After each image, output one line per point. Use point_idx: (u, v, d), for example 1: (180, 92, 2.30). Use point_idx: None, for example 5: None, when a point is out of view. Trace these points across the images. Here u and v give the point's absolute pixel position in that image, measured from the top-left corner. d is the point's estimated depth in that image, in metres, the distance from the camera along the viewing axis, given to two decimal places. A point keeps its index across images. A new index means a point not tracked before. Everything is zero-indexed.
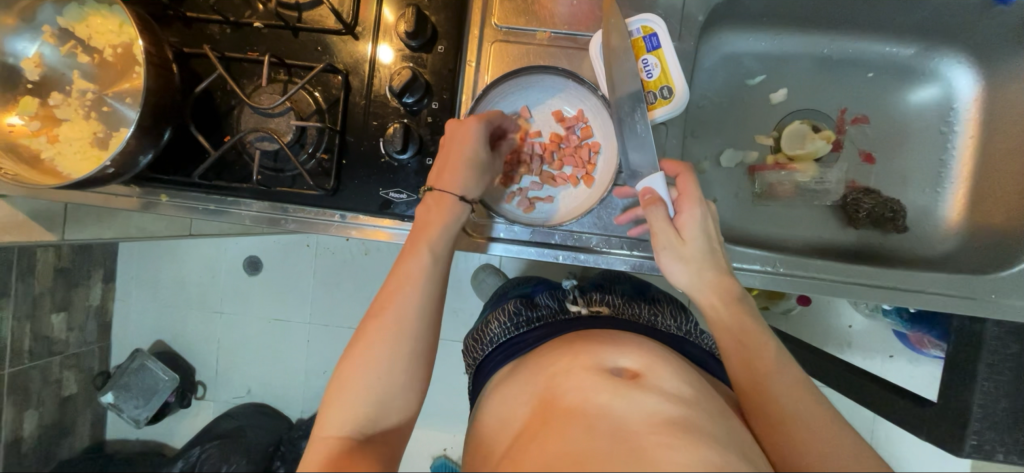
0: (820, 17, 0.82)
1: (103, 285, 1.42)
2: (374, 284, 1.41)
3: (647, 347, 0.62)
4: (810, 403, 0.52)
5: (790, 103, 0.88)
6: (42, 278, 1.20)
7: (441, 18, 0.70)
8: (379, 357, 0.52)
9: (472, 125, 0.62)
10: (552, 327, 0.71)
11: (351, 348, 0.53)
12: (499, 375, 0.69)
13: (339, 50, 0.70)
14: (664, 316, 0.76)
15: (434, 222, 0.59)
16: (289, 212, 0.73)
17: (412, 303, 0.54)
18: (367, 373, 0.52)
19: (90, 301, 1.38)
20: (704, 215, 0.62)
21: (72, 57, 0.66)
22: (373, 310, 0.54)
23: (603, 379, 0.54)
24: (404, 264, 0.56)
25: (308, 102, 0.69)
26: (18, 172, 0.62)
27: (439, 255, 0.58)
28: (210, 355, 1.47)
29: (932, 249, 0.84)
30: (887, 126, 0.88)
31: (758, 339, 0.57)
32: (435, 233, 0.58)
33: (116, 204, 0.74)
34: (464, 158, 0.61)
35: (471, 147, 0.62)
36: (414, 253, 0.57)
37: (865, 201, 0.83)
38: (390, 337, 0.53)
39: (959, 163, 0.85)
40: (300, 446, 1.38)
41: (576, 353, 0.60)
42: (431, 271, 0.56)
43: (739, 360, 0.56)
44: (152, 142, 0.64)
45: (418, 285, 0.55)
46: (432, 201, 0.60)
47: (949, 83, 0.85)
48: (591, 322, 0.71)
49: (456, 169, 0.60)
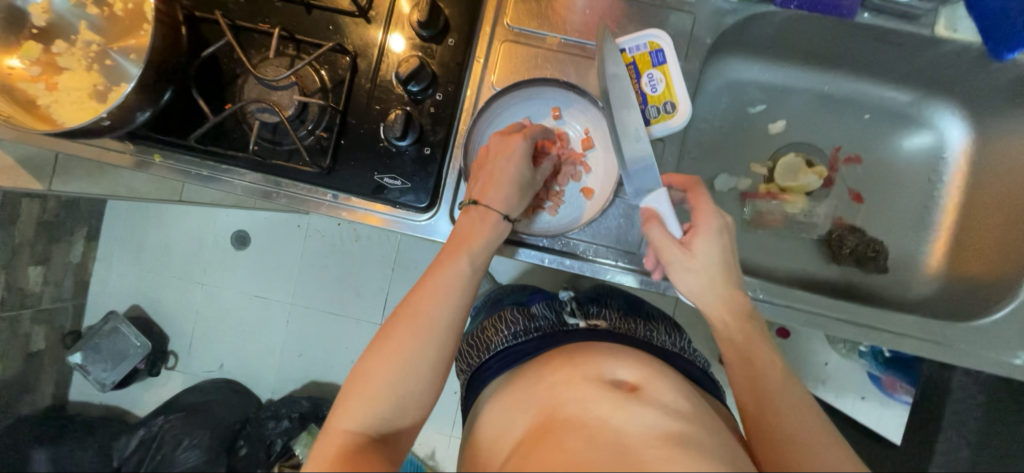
0: (824, 54, 0.82)
1: (86, 243, 1.40)
2: (360, 271, 1.42)
3: (645, 360, 0.63)
4: (810, 424, 0.52)
5: (787, 135, 0.90)
6: (24, 229, 1.18)
7: (455, 12, 0.71)
8: (404, 359, 0.53)
9: (519, 141, 0.64)
10: (548, 340, 0.71)
11: (375, 345, 0.55)
12: (495, 386, 0.69)
13: (351, 31, 0.70)
14: (660, 333, 0.77)
15: (477, 234, 0.61)
16: (282, 187, 0.72)
17: (445, 309, 0.55)
18: (391, 374, 0.53)
19: (70, 258, 1.36)
20: (721, 228, 0.60)
21: (81, 7, 0.66)
22: (403, 313, 0.55)
23: (603, 391, 0.54)
24: (439, 269, 0.57)
25: (314, 80, 0.69)
26: (12, 114, 0.61)
27: (475, 265, 0.59)
28: (185, 326, 1.46)
29: (912, 292, 0.85)
30: (879, 169, 0.89)
31: (763, 359, 0.57)
32: (479, 243, 0.60)
33: (110, 159, 0.73)
34: (507, 174, 0.63)
35: (518, 166, 0.64)
36: (452, 264, 0.57)
37: (849, 238, 0.85)
38: (420, 337, 0.54)
39: (943, 212, 0.87)
40: (266, 427, 1.37)
41: (575, 363, 0.60)
42: (466, 280, 0.57)
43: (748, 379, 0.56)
44: (151, 101, 0.63)
45: (453, 290, 0.56)
46: (477, 214, 0.62)
47: (941, 133, 0.86)
48: (590, 335, 0.71)
49: (504, 186, 0.63)
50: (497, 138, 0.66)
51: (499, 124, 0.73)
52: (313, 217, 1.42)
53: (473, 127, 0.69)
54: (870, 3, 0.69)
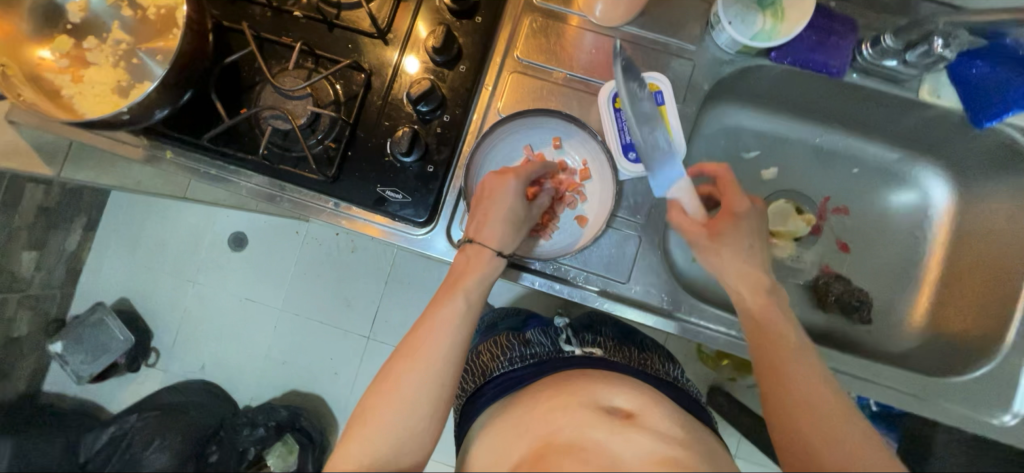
0: (816, 109, 0.86)
1: (84, 232, 1.39)
2: (355, 283, 1.45)
3: (641, 390, 0.63)
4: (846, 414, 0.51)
5: (780, 182, 0.92)
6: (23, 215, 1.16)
7: (469, 41, 0.75)
8: (403, 395, 0.55)
9: (511, 182, 0.66)
10: (541, 368, 0.71)
11: (376, 383, 0.57)
12: (487, 414, 0.68)
13: (368, 51, 0.74)
14: (653, 362, 0.78)
15: (473, 271, 0.64)
16: (286, 191, 0.75)
17: (441, 344, 0.58)
18: (392, 412, 0.55)
19: (66, 246, 1.36)
20: (750, 204, 0.63)
21: (116, 9, 0.69)
22: (403, 350, 0.58)
23: (600, 417, 0.55)
24: (437, 306, 0.61)
25: (328, 93, 0.72)
26: (35, 101, 0.63)
27: (471, 301, 0.62)
28: (172, 323, 1.46)
29: (896, 345, 0.86)
30: (866, 221, 0.92)
31: (793, 349, 0.56)
32: (474, 279, 0.63)
33: (122, 151, 0.75)
34: (500, 212, 0.65)
35: (513, 206, 0.66)
36: (449, 302, 0.60)
37: (835, 286, 0.86)
38: (418, 373, 0.56)
39: (926, 268, 0.88)
40: (240, 433, 1.35)
41: (571, 392, 0.61)
42: (462, 315, 0.60)
43: (780, 370, 0.54)
44: (171, 100, 0.66)
45: (450, 325, 0.59)
46: (471, 252, 0.65)
47: (925, 191, 0.89)
48: (585, 363, 0.71)
49: (500, 225, 0.65)
50: (491, 176, 0.67)
51: (501, 148, 0.76)
52: (313, 224, 1.45)
53: (476, 150, 0.73)
54: (858, 64, 0.74)
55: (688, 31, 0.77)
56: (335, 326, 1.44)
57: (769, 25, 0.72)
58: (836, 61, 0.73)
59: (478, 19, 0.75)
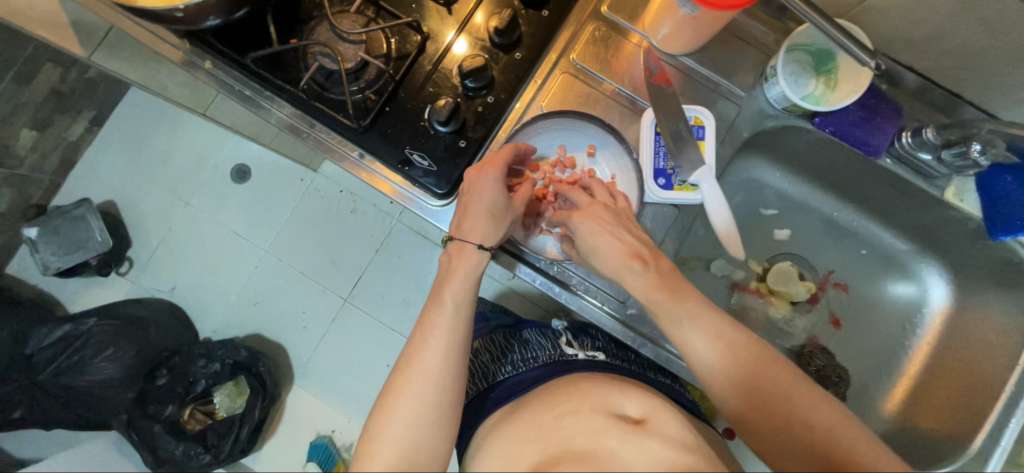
0: (840, 184, 0.88)
1: (88, 126, 1.39)
2: (348, 241, 1.43)
3: (648, 393, 0.66)
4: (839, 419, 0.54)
5: (788, 245, 0.94)
6: (34, 92, 1.23)
7: (530, 30, 0.75)
8: (408, 407, 0.61)
9: (487, 175, 0.67)
10: (551, 370, 0.74)
11: (383, 401, 0.63)
12: (495, 418, 0.70)
13: (430, 15, 0.74)
14: (651, 371, 0.82)
15: (460, 273, 0.68)
16: (314, 129, 0.74)
17: (432, 352, 0.64)
18: (399, 422, 0.61)
19: (67, 134, 1.35)
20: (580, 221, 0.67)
21: None
22: (403, 365, 0.64)
23: (610, 423, 0.57)
24: (429, 315, 0.67)
25: (381, 45, 0.72)
26: None
27: (459, 305, 0.67)
28: (152, 238, 1.43)
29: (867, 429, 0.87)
30: (862, 304, 0.93)
31: (761, 360, 0.57)
32: (458, 280, 0.68)
33: (165, 50, 0.75)
34: (479, 207, 0.67)
35: (493, 200, 0.68)
36: (438, 306, 0.67)
37: (818, 357, 0.87)
38: (416, 385, 0.62)
39: (908, 362, 0.90)
40: (194, 363, 1.32)
41: (582, 394, 0.63)
42: (453, 319, 0.66)
43: (772, 420, 0.55)
44: (225, 12, 0.65)
45: (440, 333, 0.65)
46: (453, 250, 0.70)
47: (924, 287, 0.90)
48: (589, 367, 0.75)
49: (478, 218, 0.68)
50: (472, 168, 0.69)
51: (535, 142, 0.75)
52: (320, 176, 1.44)
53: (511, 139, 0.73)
54: (894, 149, 0.75)
55: (742, 77, 0.78)
56: (315, 279, 1.42)
57: (820, 90, 0.73)
58: (875, 140, 0.75)
59: (544, 13, 0.75)
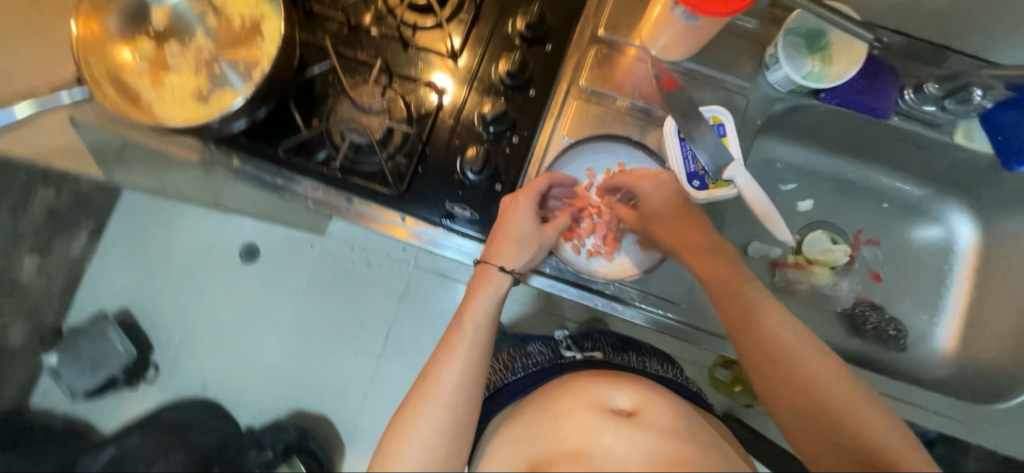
0: (850, 146, 0.91)
1: (88, 238, 1.31)
2: (371, 299, 1.43)
3: (640, 384, 0.68)
4: (885, 424, 0.53)
5: (812, 214, 0.97)
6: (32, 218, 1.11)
7: (538, 67, 0.77)
8: (428, 425, 0.58)
9: (521, 201, 0.69)
10: (547, 371, 0.76)
11: (399, 420, 0.59)
12: (492, 425, 0.70)
13: (441, 71, 0.77)
14: (653, 363, 0.83)
15: (481, 293, 0.68)
16: (352, 204, 0.76)
17: (455, 370, 0.61)
18: (416, 440, 0.57)
19: (70, 252, 1.27)
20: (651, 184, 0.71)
21: (201, 17, 0.70)
22: (422, 382, 0.61)
23: (603, 418, 0.59)
24: (451, 334, 0.65)
25: (401, 109, 0.74)
26: (115, 100, 0.63)
27: (482, 324, 0.66)
28: (173, 338, 1.39)
29: (933, 372, 0.90)
30: (896, 254, 0.96)
31: (788, 340, 0.59)
32: (479, 300, 0.68)
33: (174, 151, 0.76)
34: (514, 232, 0.69)
35: (527, 225, 0.69)
36: (459, 324, 0.66)
37: (872, 316, 0.89)
38: (436, 400, 0.59)
39: (955, 300, 0.93)
40: (247, 456, 1.34)
41: (578, 392, 0.65)
42: (477, 337, 0.65)
43: (815, 418, 0.55)
44: (248, 111, 0.66)
45: (463, 351, 0.63)
46: (480, 272, 0.70)
47: (951, 227, 0.95)
48: (583, 365, 0.75)
49: (509, 244, 0.69)
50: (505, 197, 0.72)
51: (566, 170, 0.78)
52: (329, 238, 1.44)
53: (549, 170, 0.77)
54: (901, 107, 0.80)
55: (742, 67, 0.81)
56: (344, 344, 1.42)
57: (819, 67, 0.77)
58: (882, 103, 0.79)
59: (548, 48, 0.78)
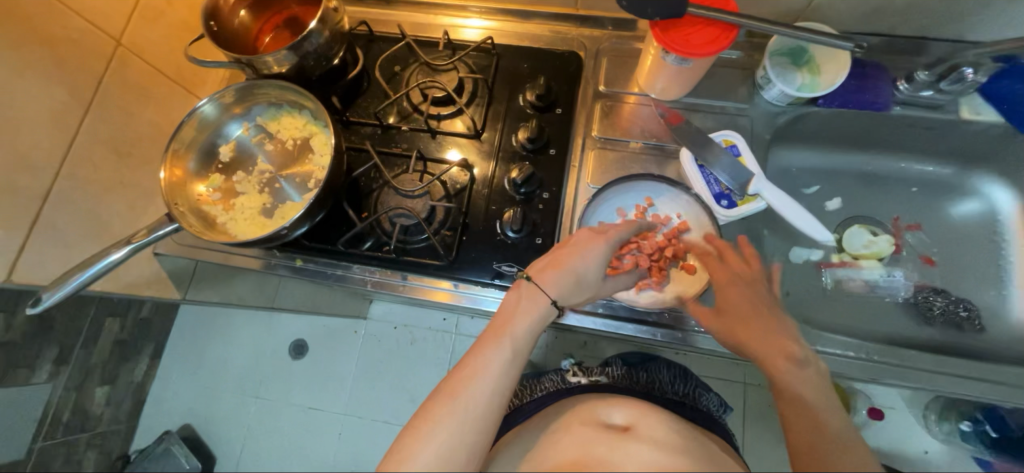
0: (861, 141, 0.95)
1: (149, 362, 1.36)
2: (421, 374, 1.44)
3: (637, 401, 0.71)
4: (872, 469, 0.56)
5: (844, 211, 0.99)
6: (100, 349, 1.06)
7: (554, 129, 0.86)
8: (442, 441, 0.54)
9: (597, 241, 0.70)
10: (552, 394, 0.81)
11: (412, 425, 0.56)
12: (498, 444, 0.75)
13: (467, 149, 0.85)
14: (663, 383, 0.86)
15: (520, 314, 0.63)
16: (407, 280, 0.80)
17: (481, 391, 0.57)
18: (427, 453, 0.53)
19: (134, 377, 1.31)
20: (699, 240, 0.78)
21: (260, 145, 0.81)
22: (442, 392, 0.58)
23: (599, 434, 0.63)
24: (482, 350, 0.60)
25: (440, 189, 0.82)
26: (199, 228, 0.73)
27: (518, 349, 0.61)
28: (234, 445, 1.42)
29: (1019, 347, 0.85)
30: (941, 235, 0.95)
31: (808, 365, 0.64)
32: (520, 320, 0.63)
33: (240, 262, 0.83)
34: (580, 259, 0.68)
35: (582, 251, 0.69)
36: (495, 343, 0.60)
37: (936, 300, 0.88)
38: (457, 418, 0.55)
39: (1019, 268, 0.90)
40: None
41: (576, 413, 0.70)
42: (508, 360, 0.60)
43: (816, 446, 0.57)
44: (309, 217, 0.74)
45: (493, 372, 0.58)
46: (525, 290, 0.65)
47: (989, 198, 0.94)
48: (588, 387, 0.81)
49: (574, 253, 0.68)
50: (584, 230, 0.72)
51: (597, 213, 0.81)
52: (372, 321, 1.49)
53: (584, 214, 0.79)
54: (900, 97, 0.84)
55: (737, 92, 0.88)
56: (398, 424, 1.40)
57: (809, 79, 0.82)
58: (880, 97, 0.84)
59: (559, 111, 0.87)
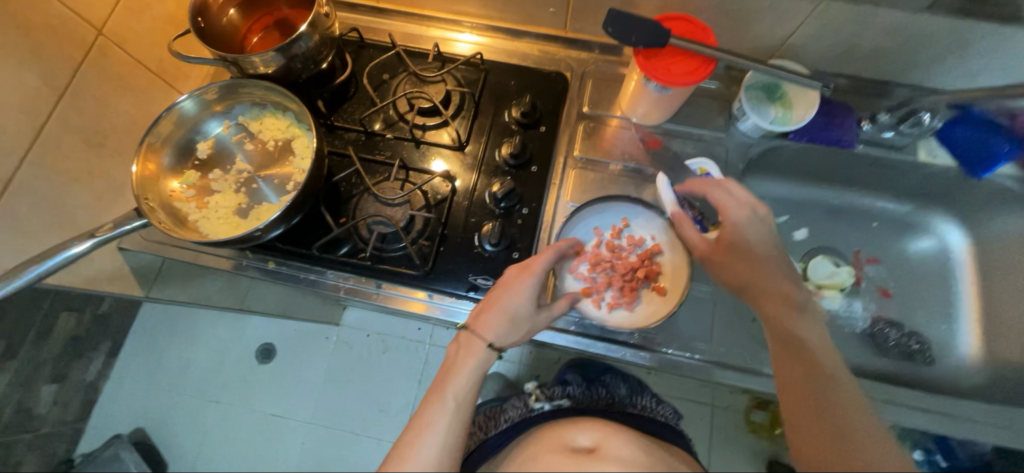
0: (827, 176, 1.00)
1: (105, 359, 1.15)
2: (393, 383, 1.42)
3: (605, 426, 0.72)
4: (877, 435, 0.61)
5: (810, 241, 1.03)
6: (54, 343, 0.96)
7: (537, 147, 0.87)
8: None
9: (524, 274, 0.70)
10: (519, 427, 0.81)
11: None
12: None
13: (450, 160, 0.86)
14: (623, 399, 0.87)
15: (461, 367, 0.68)
16: (382, 288, 0.79)
17: (429, 448, 0.63)
18: None
19: (87, 376, 1.12)
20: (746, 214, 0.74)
21: (239, 144, 0.80)
22: (397, 453, 0.63)
23: (566, 456, 0.63)
24: (428, 408, 0.66)
25: (420, 198, 0.82)
26: (169, 225, 0.71)
27: (459, 400, 0.66)
28: (189, 453, 1.38)
29: (965, 380, 0.90)
30: (899, 269, 1.00)
31: (813, 345, 0.68)
32: (459, 374, 0.68)
33: (209, 261, 0.81)
34: (506, 298, 0.69)
35: (511, 289, 0.69)
36: (438, 400, 0.66)
37: (892, 332, 0.92)
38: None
39: (966, 305, 0.96)
40: None
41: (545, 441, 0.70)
42: (450, 414, 0.65)
43: (823, 425, 0.62)
44: (286, 219, 0.73)
45: (438, 428, 0.64)
46: (462, 342, 0.70)
47: (942, 237, 1.00)
48: (554, 415, 0.81)
49: (505, 291, 0.69)
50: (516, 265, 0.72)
51: (574, 231, 0.83)
52: (345, 328, 1.47)
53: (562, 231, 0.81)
54: (864, 136, 0.89)
55: (713, 123, 0.92)
56: (366, 434, 1.38)
57: (782, 112, 0.85)
58: (845, 135, 0.88)
59: (542, 129, 0.88)
